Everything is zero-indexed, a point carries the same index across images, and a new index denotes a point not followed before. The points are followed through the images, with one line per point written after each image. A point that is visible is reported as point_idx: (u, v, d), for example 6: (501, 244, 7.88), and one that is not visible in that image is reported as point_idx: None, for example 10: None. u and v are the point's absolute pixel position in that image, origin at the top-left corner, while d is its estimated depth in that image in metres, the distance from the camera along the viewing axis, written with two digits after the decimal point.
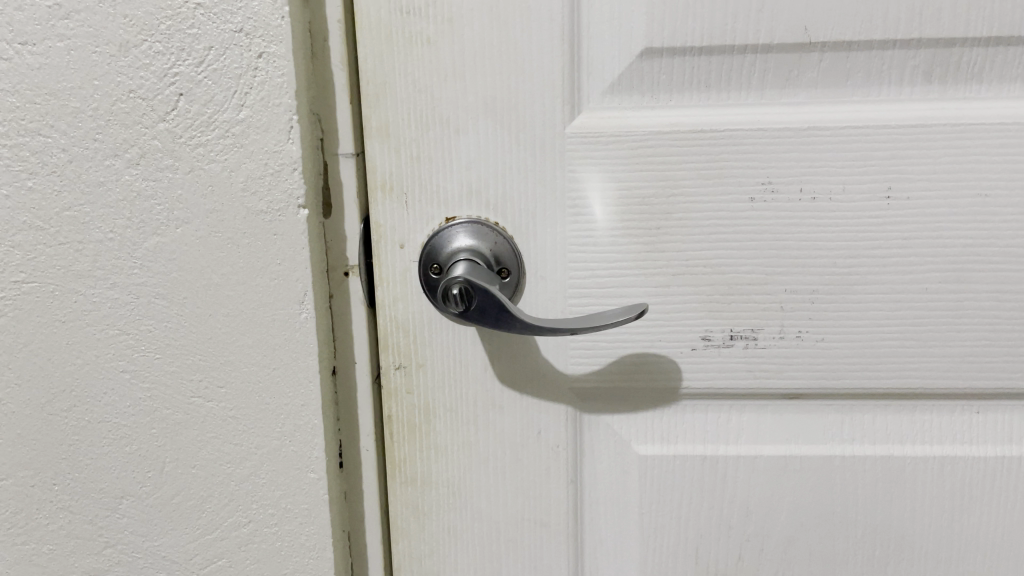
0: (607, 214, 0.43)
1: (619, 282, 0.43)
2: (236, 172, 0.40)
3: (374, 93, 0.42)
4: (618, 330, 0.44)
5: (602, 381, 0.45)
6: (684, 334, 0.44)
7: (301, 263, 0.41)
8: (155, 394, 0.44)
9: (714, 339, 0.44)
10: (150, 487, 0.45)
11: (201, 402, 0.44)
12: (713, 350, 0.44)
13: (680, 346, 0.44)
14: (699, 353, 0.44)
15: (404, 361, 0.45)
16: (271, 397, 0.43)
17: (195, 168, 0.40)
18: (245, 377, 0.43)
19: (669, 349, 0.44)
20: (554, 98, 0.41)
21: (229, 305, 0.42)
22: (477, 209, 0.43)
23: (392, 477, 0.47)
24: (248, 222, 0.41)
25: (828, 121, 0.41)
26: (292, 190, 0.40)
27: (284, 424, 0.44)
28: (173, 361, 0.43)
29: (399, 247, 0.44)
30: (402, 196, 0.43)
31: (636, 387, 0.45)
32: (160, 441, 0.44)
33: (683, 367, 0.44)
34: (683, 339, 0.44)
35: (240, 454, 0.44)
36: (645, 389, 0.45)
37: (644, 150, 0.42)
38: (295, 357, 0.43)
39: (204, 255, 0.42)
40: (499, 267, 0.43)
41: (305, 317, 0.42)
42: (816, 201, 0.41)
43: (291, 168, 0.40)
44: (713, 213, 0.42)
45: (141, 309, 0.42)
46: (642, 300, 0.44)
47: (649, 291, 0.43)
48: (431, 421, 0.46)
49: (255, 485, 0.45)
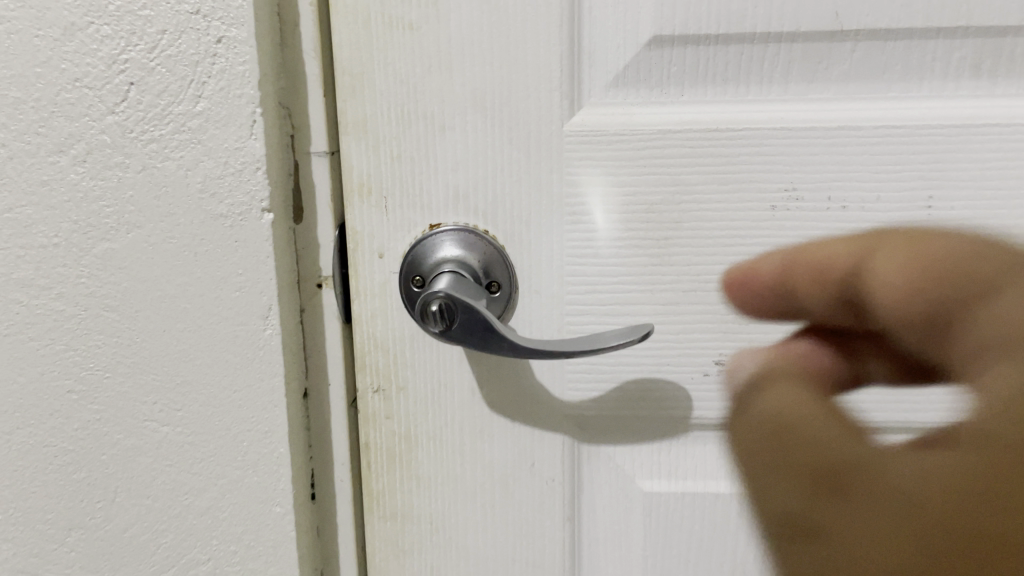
0: (609, 223, 0.38)
1: (622, 298, 0.39)
2: (193, 171, 0.36)
3: (350, 85, 0.37)
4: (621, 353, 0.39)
5: (603, 409, 0.40)
6: (694, 358, 0.39)
7: (265, 273, 0.37)
8: (105, 417, 0.39)
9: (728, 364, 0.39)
10: (99, 519, 0.41)
11: (155, 426, 0.39)
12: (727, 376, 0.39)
13: (691, 370, 0.39)
14: (712, 379, 0.39)
15: (383, 384, 0.41)
16: (233, 422, 0.39)
17: (148, 166, 0.36)
18: (205, 399, 0.39)
19: (678, 374, 0.39)
20: (551, 92, 0.37)
21: (186, 319, 0.38)
22: (464, 215, 0.39)
23: (370, 512, 0.43)
24: (206, 227, 0.37)
25: (861, 120, 0.36)
26: (255, 192, 0.36)
27: (247, 452, 0.39)
28: (124, 381, 0.39)
29: (377, 256, 0.39)
30: (381, 201, 0.39)
31: (640, 416, 0.41)
32: (111, 468, 0.40)
33: (694, 394, 0.40)
34: (694, 363, 0.39)
35: (198, 485, 0.40)
36: (651, 418, 0.41)
37: (650, 152, 0.37)
38: (259, 378, 0.38)
39: (157, 264, 0.37)
40: (487, 280, 0.39)
41: (270, 334, 0.38)
42: (847, 211, 0.37)
43: (254, 167, 0.36)
44: (730, 223, 0.37)
45: (89, 323, 0.38)
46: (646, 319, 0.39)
47: (656, 310, 0.39)
48: (413, 451, 0.42)
49: (216, 519, 0.40)
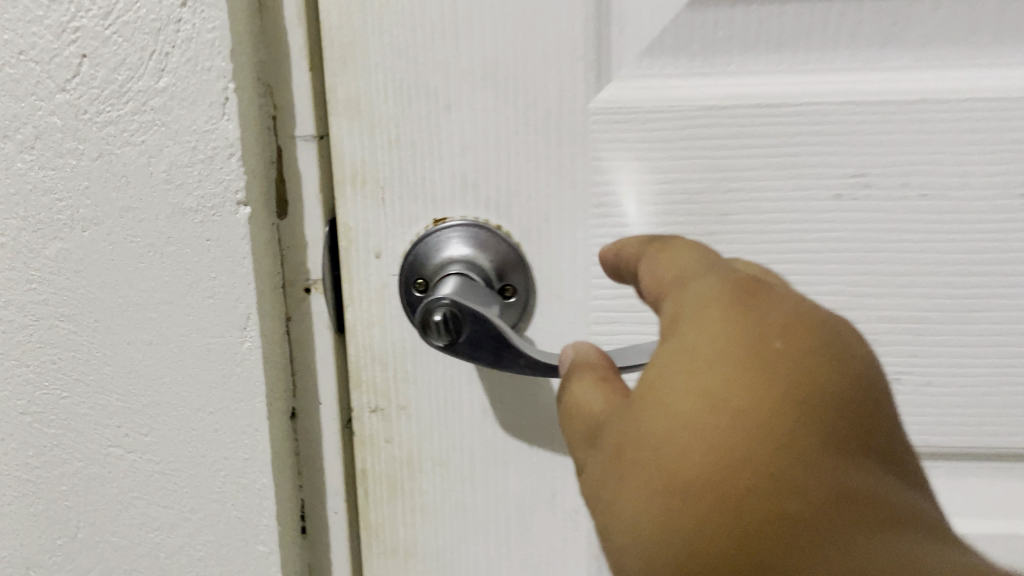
0: (643, 216, 0.33)
1: None
2: (157, 158, 0.31)
3: (341, 56, 0.32)
4: None
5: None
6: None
7: (242, 277, 0.32)
8: (63, 442, 0.34)
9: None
10: (60, 557, 0.36)
11: (120, 453, 0.34)
12: None
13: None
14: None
15: (381, 402, 0.35)
16: (208, 449, 0.34)
17: (105, 152, 0.31)
18: (175, 422, 0.34)
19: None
20: (575, 62, 0.31)
21: (152, 330, 0.33)
22: (474, 208, 0.33)
23: (368, 547, 0.38)
24: (173, 223, 0.31)
25: (943, 92, 0.30)
26: (228, 181, 0.31)
27: (225, 483, 0.34)
28: (84, 401, 0.34)
29: (373, 256, 0.34)
30: (378, 192, 0.33)
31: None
32: (71, 501, 0.35)
33: None
34: None
35: (170, 519, 0.35)
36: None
37: (691, 132, 0.31)
38: (237, 398, 0.33)
39: (118, 266, 0.32)
40: (499, 283, 0.34)
41: (249, 347, 0.32)
42: (924, 200, 0.31)
43: (227, 152, 0.30)
44: (786, 215, 0.32)
45: (44, 335, 0.33)
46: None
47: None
48: (416, 479, 0.36)
49: (191, 558, 0.35)
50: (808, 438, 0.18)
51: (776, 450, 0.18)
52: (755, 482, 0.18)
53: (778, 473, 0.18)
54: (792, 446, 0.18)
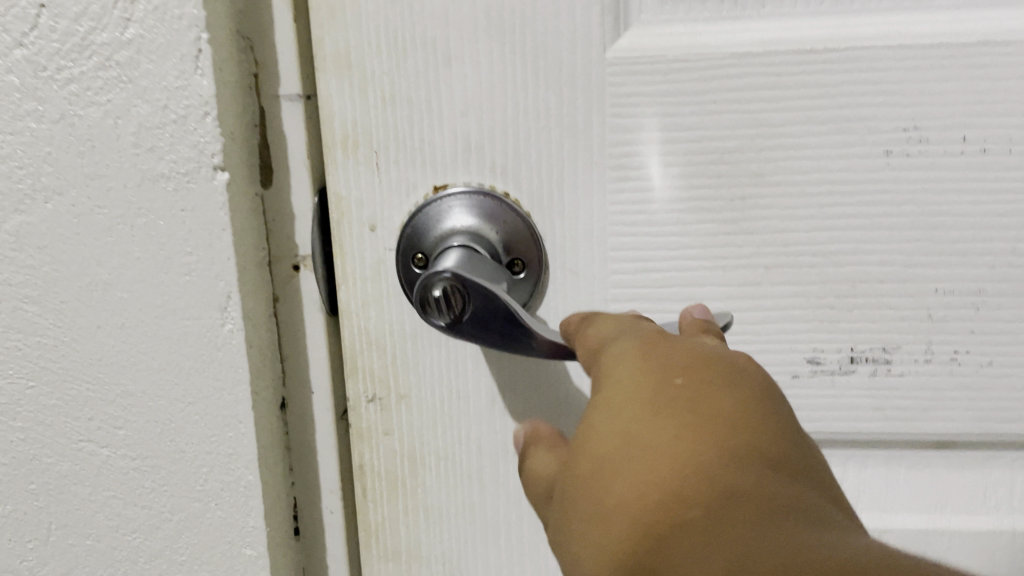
0: (666, 179, 0.29)
1: (684, 277, 0.30)
2: (125, 120, 0.28)
3: (327, 4, 0.28)
4: None
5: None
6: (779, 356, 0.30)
7: (221, 251, 0.28)
8: (31, 437, 0.31)
9: (824, 363, 0.30)
10: (31, 563, 0.33)
11: (93, 449, 0.31)
12: (823, 378, 0.30)
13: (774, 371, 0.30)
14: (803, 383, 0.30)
15: (379, 391, 0.32)
16: (189, 443, 0.31)
17: (68, 114, 0.28)
18: (152, 414, 0.30)
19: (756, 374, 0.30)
20: (589, 7, 0.28)
21: (124, 312, 0.29)
22: (478, 173, 0.30)
23: (367, 550, 0.34)
24: (144, 192, 0.28)
25: (1008, 32, 0.27)
26: (204, 144, 0.28)
27: (207, 481, 0.31)
28: (52, 391, 0.31)
29: (367, 229, 0.31)
30: (372, 157, 0.30)
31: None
32: (41, 501, 0.32)
33: None
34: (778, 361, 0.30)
35: (149, 521, 0.32)
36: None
37: (720, 84, 0.28)
38: (219, 386, 0.30)
39: (85, 241, 0.29)
40: (507, 257, 0.30)
41: (231, 330, 0.29)
42: (986, 157, 0.27)
43: (202, 111, 0.27)
44: (828, 176, 0.28)
45: (6, 318, 0.30)
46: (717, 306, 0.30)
47: (728, 291, 0.30)
48: (418, 475, 0.33)
49: (172, 563, 0.32)
50: (709, 450, 0.18)
51: (677, 459, 0.17)
52: (670, 489, 0.17)
53: (682, 483, 0.17)
54: (690, 456, 0.17)
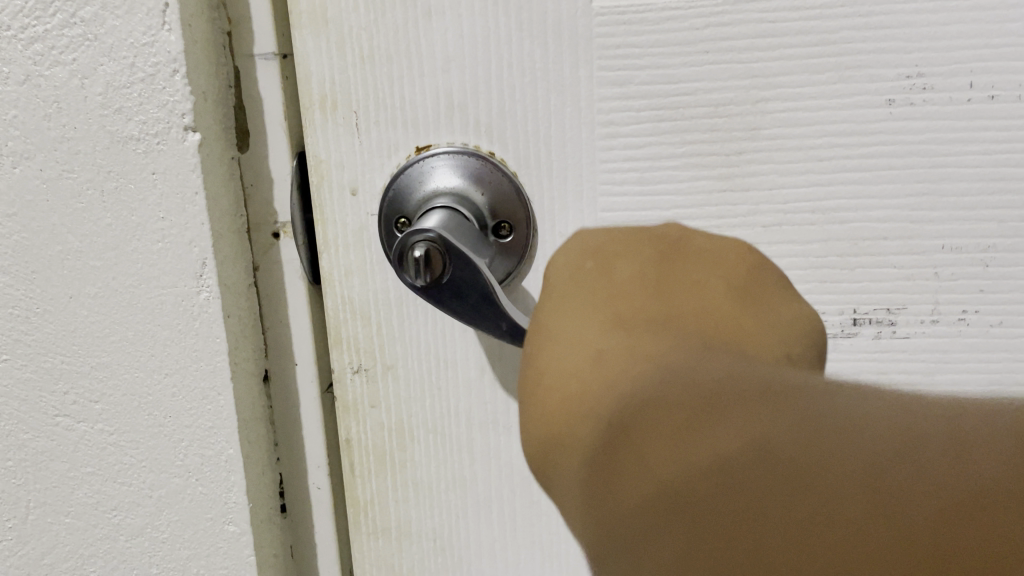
0: (657, 137, 0.27)
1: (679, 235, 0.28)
2: (92, 80, 0.27)
3: None
4: None
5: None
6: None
7: (194, 216, 0.27)
8: (7, 413, 0.30)
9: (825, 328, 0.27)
10: (11, 542, 0.32)
11: (69, 424, 0.30)
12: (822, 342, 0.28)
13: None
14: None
15: (364, 363, 0.31)
16: (166, 417, 0.30)
17: (33, 75, 0.27)
18: (129, 387, 0.29)
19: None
20: None
21: (97, 281, 0.28)
22: (462, 133, 0.28)
23: (356, 528, 0.33)
24: (113, 155, 0.27)
25: None
26: (172, 104, 0.26)
27: (187, 456, 0.30)
28: (27, 365, 0.30)
29: (348, 192, 0.29)
30: (351, 118, 0.29)
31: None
32: (20, 479, 0.31)
33: None
34: None
35: (129, 498, 0.31)
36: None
37: (713, 31, 0.26)
38: (195, 357, 0.29)
39: (55, 208, 0.28)
40: (492, 221, 0.29)
41: (207, 298, 0.28)
42: (1006, 101, 0.25)
43: (169, 69, 0.26)
44: (829, 127, 0.26)
45: None
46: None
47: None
48: (406, 449, 0.32)
49: (153, 541, 0.31)
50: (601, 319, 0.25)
51: (582, 326, 0.25)
52: (570, 349, 0.24)
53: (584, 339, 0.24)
54: (590, 324, 0.25)
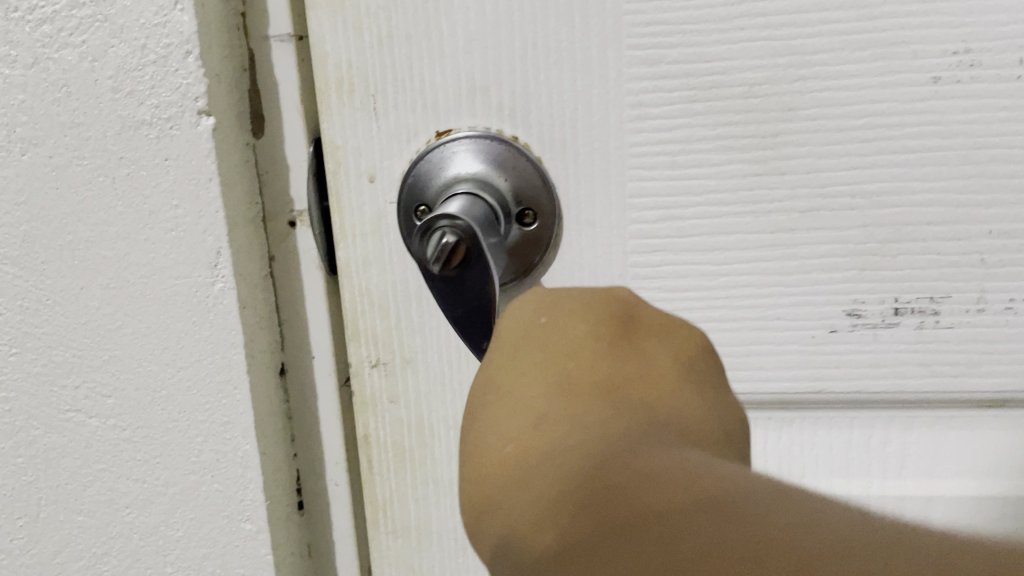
0: (690, 118, 0.25)
1: (715, 222, 0.26)
2: (102, 62, 0.26)
3: None
4: (712, 304, 0.27)
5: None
6: (814, 311, 0.27)
7: (208, 203, 0.26)
8: (17, 408, 0.30)
9: (866, 316, 0.26)
10: (22, 541, 0.31)
11: (81, 419, 0.29)
12: (865, 333, 0.27)
13: (810, 327, 0.27)
14: (843, 338, 0.27)
15: (382, 356, 0.30)
16: (180, 411, 0.29)
17: (41, 59, 0.26)
18: (142, 381, 0.29)
19: (789, 332, 0.27)
20: None
21: (108, 272, 0.28)
22: (484, 116, 0.27)
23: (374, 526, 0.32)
24: (124, 140, 0.26)
25: None
26: (185, 87, 0.25)
27: (202, 452, 0.29)
28: (36, 359, 0.29)
29: (366, 180, 0.28)
30: (369, 101, 0.28)
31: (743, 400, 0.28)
32: (30, 475, 0.30)
33: (815, 359, 0.27)
34: (814, 316, 0.27)
35: (142, 495, 0.30)
36: (752, 405, 0.28)
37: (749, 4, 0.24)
38: (210, 349, 0.28)
39: (64, 196, 0.27)
40: (516, 208, 0.27)
41: (222, 289, 0.27)
42: None
43: (182, 51, 0.25)
44: (872, 107, 0.24)
45: None
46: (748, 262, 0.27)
47: (760, 242, 0.26)
48: (426, 444, 0.31)
49: (166, 539, 0.30)
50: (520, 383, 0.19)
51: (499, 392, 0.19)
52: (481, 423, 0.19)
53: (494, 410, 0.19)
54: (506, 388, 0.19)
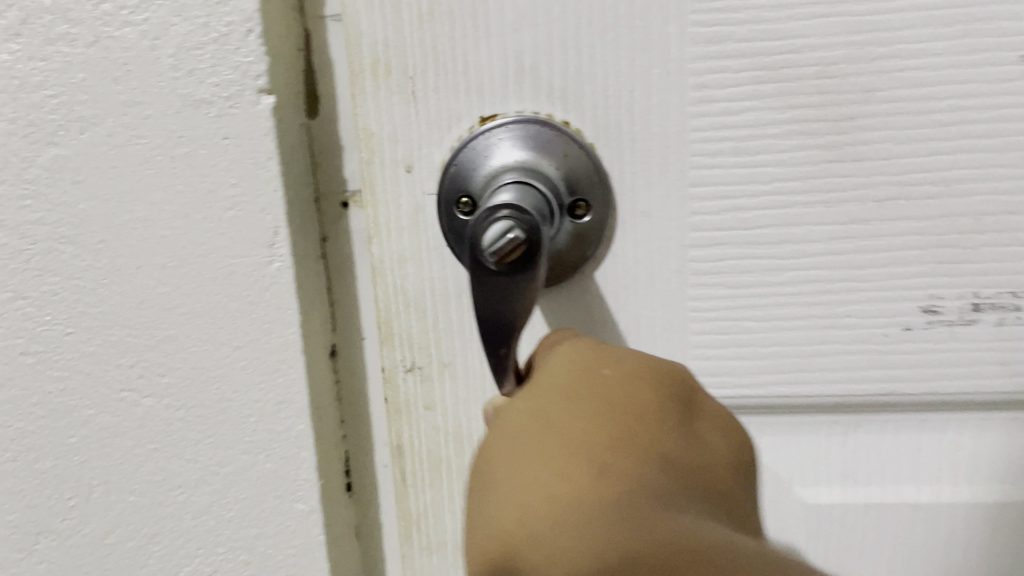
0: (757, 100, 0.25)
1: (784, 208, 0.26)
2: (162, 40, 0.26)
3: None
4: (783, 291, 0.27)
5: (747, 379, 0.29)
6: (886, 308, 0.27)
7: (266, 182, 0.27)
8: (70, 388, 0.30)
9: (942, 313, 0.27)
10: (73, 522, 0.31)
11: (135, 398, 0.29)
12: (942, 330, 0.27)
13: (882, 325, 0.27)
14: (917, 336, 0.27)
15: (420, 348, 0.30)
16: (234, 390, 0.29)
17: (102, 37, 0.26)
18: (197, 360, 0.29)
19: (862, 330, 0.28)
20: None
21: (165, 252, 0.28)
22: (535, 100, 0.26)
23: (409, 522, 0.32)
24: (183, 119, 0.26)
25: None
26: (246, 66, 0.26)
27: (255, 432, 0.29)
28: (91, 338, 0.29)
29: (404, 171, 0.28)
30: (408, 85, 0.27)
31: (805, 388, 0.29)
32: (82, 455, 0.30)
33: (891, 356, 0.28)
34: (889, 312, 0.27)
35: (195, 475, 0.30)
36: (825, 394, 0.29)
37: None
38: (265, 329, 0.28)
39: (123, 174, 0.27)
40: (568, 198, 0.26)
41: (279, 268, 0.27)
42: None
43: (243, 29, 0.25)
44: (949, 86, 0.24)
45: (40, 261, 0.28)
46: (817, 257, 0.27)
47: (829, 233, 0.26)
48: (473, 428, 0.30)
49: (219, 519, 0.30)
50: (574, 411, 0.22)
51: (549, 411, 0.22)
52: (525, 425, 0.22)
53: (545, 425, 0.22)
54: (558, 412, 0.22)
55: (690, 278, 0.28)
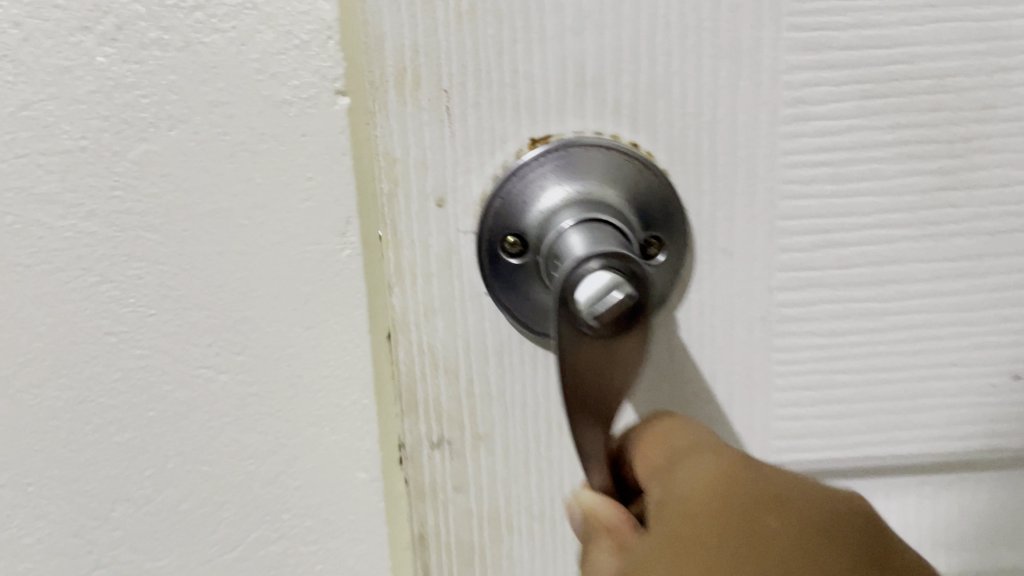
0: (861, 116, 0.26)
1: (893, 239, 0.27)
2: (249, 46, 0.28)
3: None
4: (894, 334, 0.29)
5: (848, 419, 0.30)
6: (990, 359, 0.30)
7: (340, 174, 0.30)
8: (151, 365, 0.32)
9: None
10: (148, 491, 0.34)
11: (212, 374, 0.32)
12: None
13: (989, 375, 0.30)
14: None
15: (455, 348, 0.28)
16: (304, 366, 0.32)
17: (192, 42, 0.28)
18: (270, 340, 0.31)
19: (965, 375, 0.30)
20: None
21: (244, 240, 0.30)
22: (594, 118, 0.25)
23: (430, 573, 0.30)
24: (266, 118, 0.29)
25: None
26: (325, 68, 0.29)
27: (322, 406, 0.32)
28: (172, 319, 0.31)
29: (434, 203, 0.26)
30: (439, 99, 0.24)
31: (914, 428, 0.30)
32: (160, 427, 0.33)
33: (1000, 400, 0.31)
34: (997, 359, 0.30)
35: (265, 445, 0.33)
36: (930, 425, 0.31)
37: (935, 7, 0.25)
38: (334, 311, 0.31)
39: (208, 168, 0.30)
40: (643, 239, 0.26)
41: (350, 256, 0.30)
42: None
43: (323, 35, 0.28)
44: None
45: (127, 247, 0.31)
46: (936, 296, 0.29)
47: (933, 270, 0.28)
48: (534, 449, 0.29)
49: (286, 487, 0.33)
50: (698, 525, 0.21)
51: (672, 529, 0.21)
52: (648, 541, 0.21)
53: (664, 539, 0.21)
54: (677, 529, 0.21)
55: (785, 321, 0.28)
